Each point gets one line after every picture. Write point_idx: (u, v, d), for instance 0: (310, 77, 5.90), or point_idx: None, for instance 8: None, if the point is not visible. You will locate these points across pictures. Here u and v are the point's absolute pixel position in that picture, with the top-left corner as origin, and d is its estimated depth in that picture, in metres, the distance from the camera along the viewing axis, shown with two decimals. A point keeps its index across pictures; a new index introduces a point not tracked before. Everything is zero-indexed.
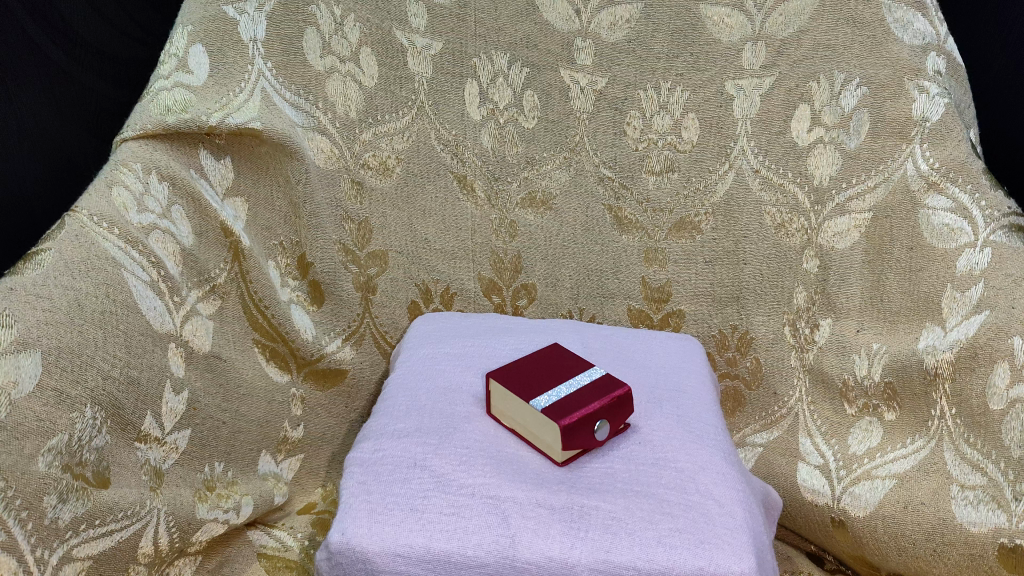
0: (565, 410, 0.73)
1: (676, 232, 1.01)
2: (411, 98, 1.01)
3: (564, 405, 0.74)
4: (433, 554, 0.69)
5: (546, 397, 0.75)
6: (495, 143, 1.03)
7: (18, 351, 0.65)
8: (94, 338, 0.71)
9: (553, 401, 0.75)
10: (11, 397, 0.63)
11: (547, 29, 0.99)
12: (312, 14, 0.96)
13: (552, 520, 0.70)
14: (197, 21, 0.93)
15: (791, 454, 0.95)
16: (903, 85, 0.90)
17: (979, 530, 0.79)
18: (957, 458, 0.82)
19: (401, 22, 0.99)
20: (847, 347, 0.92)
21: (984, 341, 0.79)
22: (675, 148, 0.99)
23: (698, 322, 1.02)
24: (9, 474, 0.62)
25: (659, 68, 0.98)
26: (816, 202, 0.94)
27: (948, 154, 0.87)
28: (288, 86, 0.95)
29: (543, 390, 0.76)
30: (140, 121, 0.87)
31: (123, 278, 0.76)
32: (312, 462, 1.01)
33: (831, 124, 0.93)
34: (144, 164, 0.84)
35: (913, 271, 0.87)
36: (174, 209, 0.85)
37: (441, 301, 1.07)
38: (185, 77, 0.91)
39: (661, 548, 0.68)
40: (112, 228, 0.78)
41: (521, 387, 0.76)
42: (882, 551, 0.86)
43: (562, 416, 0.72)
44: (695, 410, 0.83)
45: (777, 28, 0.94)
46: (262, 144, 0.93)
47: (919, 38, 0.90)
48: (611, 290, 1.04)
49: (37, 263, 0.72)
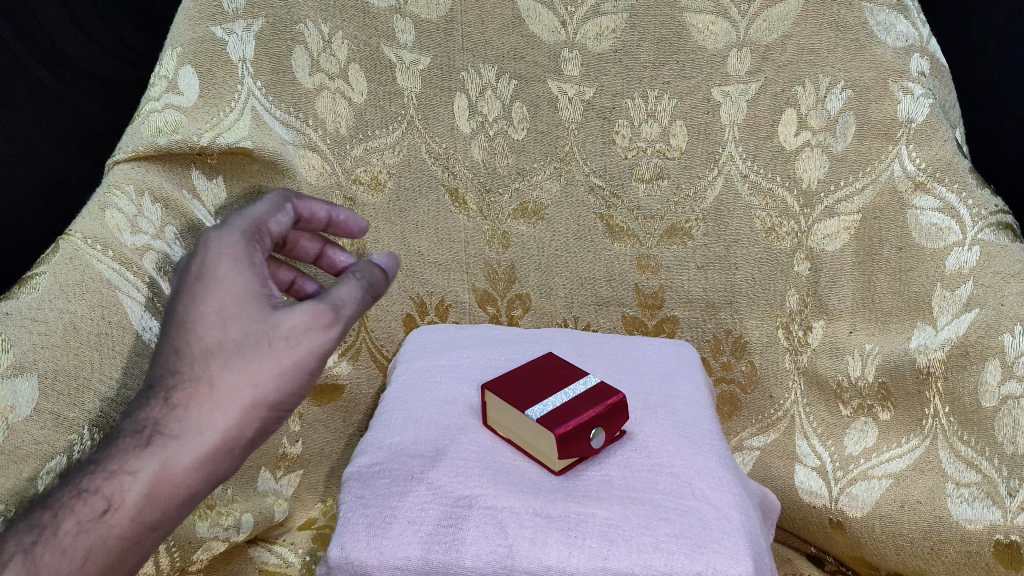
0: (560, 419, 0.73)
1: (668, 238, 1.01)
2: (400, 114, 1.02)
3: (559, 415, 0.74)
4: (432, 566, 0.69)
5: (540, 407, 0.75)
6: (485, 155, 1.03)
7: (15, 375, 0.66)
8: (89, 359, 0.72)
9: (546, 411, 0.75)
10: (9, 421, 0.64)
11: (534, 41, 1.00)
12: (300, 32, 0.97)
13: (549, 528, 0.70)
14: (186, 43, 0.94)
15: (788, 457, 0.96)
16: (888, 87, 0.90)
17: (976, 528, 0.79)
18: (951, 456, 0.82)
19: (388, 38, 1.00)
20: (840, 349, 0.93)
21: (974, 339, 0.80)
22: (664, 155, 1.00)
23: (692, 326, 1.03)
24: (9, 498, 0.63)
25: (646, 77, 0.99)
26: (804, 205, 0.95)
27: (934, 153, 0.88)
28: (277, 104, 0.96)
29: (537, 400, 0.77)
30: (132, 143, 0.88)
31: (118, 300, 0.77)
32: (312, 476, 1.01)
33: (818, 127, 0.94)
34: (137, 186, 0.85)
35: (903, 271, 0.88)
36: (168, 229, 0.85)
37: (437, 314, 1.07)
38: (175, 98, 0.92)
39: (658, 553, 0.68)
40: (106, 250, 0.79)
41: (515, 398, 0.77)
42: (880, 550, 0.87)
43: (557, 424, 0.73)
44: (690, 414, 0.84)
45: (761, 34, 0.95)
46: (253, 162, 0.94)
47: (902, 40, 0.91)
48: (605, 297, 1.05)
49: (32, 287, 0.74)
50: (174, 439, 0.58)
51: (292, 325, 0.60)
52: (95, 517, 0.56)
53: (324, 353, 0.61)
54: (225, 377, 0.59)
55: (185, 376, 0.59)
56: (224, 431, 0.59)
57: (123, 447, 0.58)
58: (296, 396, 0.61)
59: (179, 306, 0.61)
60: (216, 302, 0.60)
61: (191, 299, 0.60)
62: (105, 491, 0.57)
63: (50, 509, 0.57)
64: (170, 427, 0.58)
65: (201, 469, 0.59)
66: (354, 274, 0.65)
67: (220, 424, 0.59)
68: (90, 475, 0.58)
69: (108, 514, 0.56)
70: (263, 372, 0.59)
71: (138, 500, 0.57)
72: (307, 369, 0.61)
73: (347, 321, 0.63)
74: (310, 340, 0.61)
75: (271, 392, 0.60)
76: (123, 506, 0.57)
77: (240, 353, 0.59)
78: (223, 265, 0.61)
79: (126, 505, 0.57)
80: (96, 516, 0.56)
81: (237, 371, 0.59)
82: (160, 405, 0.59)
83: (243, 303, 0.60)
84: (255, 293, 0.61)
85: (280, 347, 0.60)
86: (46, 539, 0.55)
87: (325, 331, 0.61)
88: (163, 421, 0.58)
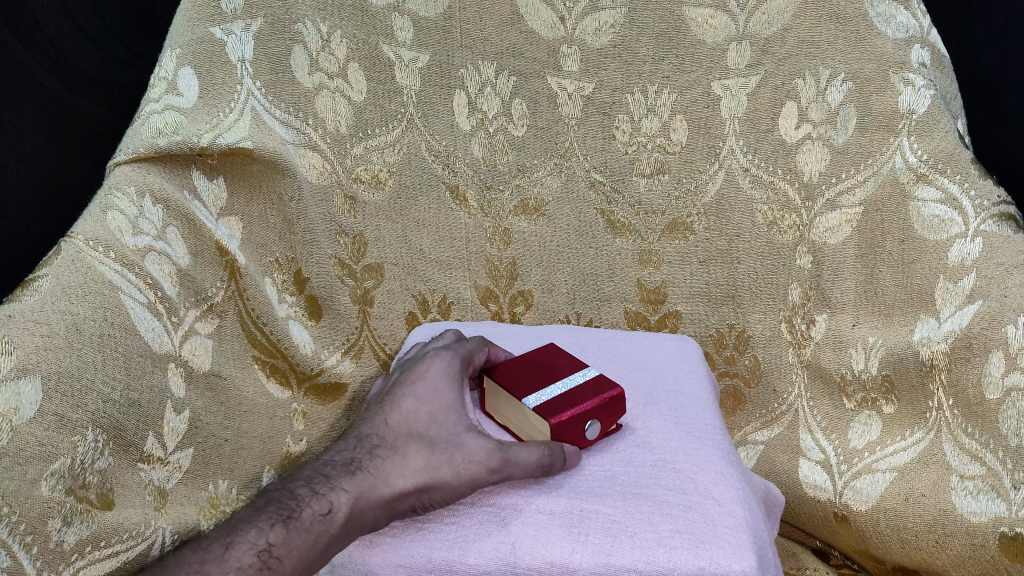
0: (556, 409, 0.74)
1: (670, 233, 1.01)
2: (400, 112, 1.01)
3: (556, 404, 0.75)
4: (434, 564, 0.69)
5: (537, 395, 0.76)
6: (486, 152, 1.03)
7: (19, 377, 0.66)
8: (92, 360, 0.72)
9: (543, 400, 0.75)
10: (12, 423, 0.64)
11: (533, 37, 1.00)
12: (299, 32, 0.97)
13: (552, 525, 0.70)
14: (186, 43, 0.94)
15: (792, 451, 0.96)
16: (889, 79, 0.89)
17: (979, 520, 0.79)
18: (956, 449, 0.82)
19: (387, 36, 1.00)
20: (844, 342, 0.93)
21: (977, 331, 0.79)
22: (665, 150, 1.00)
23: (695, 322, 1.03)
24: (13, 500, 0.62)
25: (646, 72, 0.98)
26: (806, 198, 0.95)
27: (937, 145, 0.87)
28: (277, 104, 0.96)
29: (535, 389, 0.77)
30: (132, 145, 0.89)
31: (120, 301, 0.78)
32: None
33: (819, 120, 0.93)
34: (138, 187, 0.86)
35: (906, 263, 0.88)
36: (169, 230, 0.86)
37: (439, 311, 1.07)
38: (175, 99, 0.92)
39: (661, 550, 0.68)
40: (108, 251, 0.79)
41: (514, 386, 0.77)
42: (885, 545, 0.87)
43: (553, 415, 0.73)
44: (693, 409, 0.84)
45: (760, 27, 0.95)
46: (253, 162, 0.95)
47: (902, 31, 0.90)
48: (607, 293, 1.05)
49: (35, 289, 0.74)
50: (372, 479, 0.69)
51: (471, 453, 0.70)
52: (324, 514, 0.67)
53: (483, 484, 0.71)
54: (416, 458, 0.70)
55: (387, 441, 0.71)
56: (405, 491, 0.69)
57: (337, 468, 0.70)
58: (454, 499, 0.71)
59: (398, 395, 0.75)
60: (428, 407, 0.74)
61: (408, 394, 0.75)
62: (330, 497, 0.67)
63: (294, 498, 0.67)
64: (371, 467, 0.70)
65: (385, 511, 0.69)
66: (544, 450, 0.72)
67: (401, 488, 0.69)
68: (318, 482, 0.69)
69: (332, 515, 0.67)
70: (440, 472, 0.70)
71: (350, 513, 0.67)
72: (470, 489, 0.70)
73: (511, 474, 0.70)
74: (476, 470, 0.70)
75: (441, 489, 0.70)
76: (342, 513, 0.67)
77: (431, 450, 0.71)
78: (442, 379, 0.77)
79: (340, 514, 0.67)
80: (323, 515, 0.66)
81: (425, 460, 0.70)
82: (366, 452, 0.71)
83: (445, 414, 0.74)
84: (455, 411, 0.74)
85: (458, 462, 0.70)
86: (295, 518, 0.66)
87: (490, 473, 0.70)
88: (368, 462, 0.70)
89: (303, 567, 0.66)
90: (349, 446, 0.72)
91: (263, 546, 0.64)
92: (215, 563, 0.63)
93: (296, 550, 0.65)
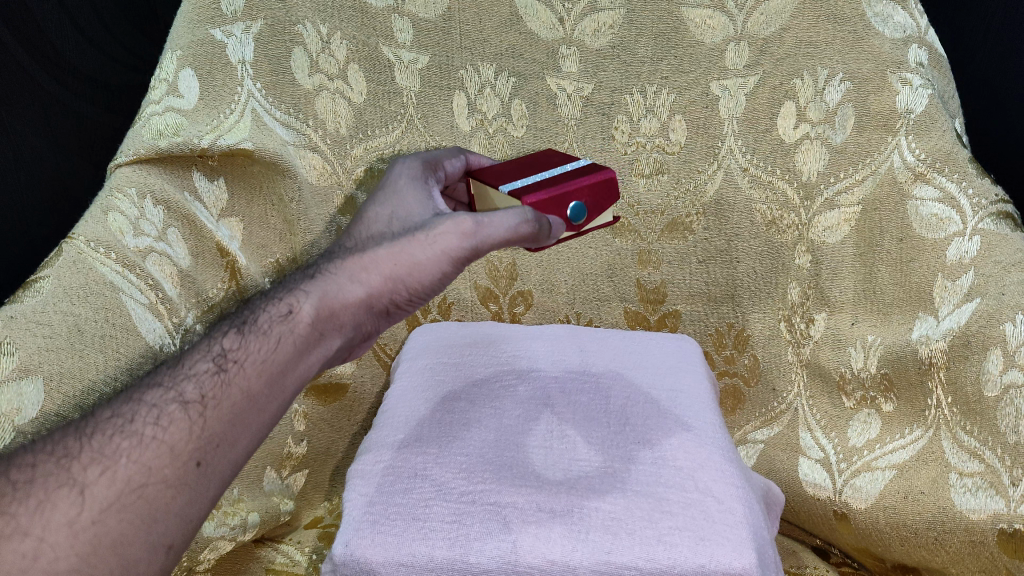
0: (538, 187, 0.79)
1: (669, 233, 1.02)
2: (400, 113, 1.01)
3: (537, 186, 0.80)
4: (435, 563, 0.69)
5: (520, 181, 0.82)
6: (484, 153, 1.03)
7: (20, 378, 0.68)
8: (93, 361, 0.73)
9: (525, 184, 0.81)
10: (15, 423, 0.66)
11: (532, 38, 1.00)
12: (299, 33, 0.97)
13: (552, 523, 0.71)
14: (186, 45, 0.95)
15: (791, 449, 0.97)
16: (887, 79, 0.90)
17: (978, 517, 0.79)
18: (955, 447, 0.82)
19: (386, 38, 0.99)
20: (843, 341, 0.93)
21: (975, 329, 0.80)
22: (664, 150, 1.00)
23: (695, 322, 1.04)
24: None
25: (645, 72, 0.99)
26: (804, 198, 0.95)
27: (934, 144, 0.88)
28: (277, 105, 0.96)
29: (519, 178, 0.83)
30: (133, 147, 0.89)
31: (121, 302, 0.78)
32: (318, 475, 1.02)
33: (817, 120, 0.94)
34: (139, 189, 0.86)
35: (905, 262, 0.88)
36: (170, 231, 0.86)
37: (438, 311, 1.08)
38: (175, 100, 0.93)
39: (661, 547, 0.69)
40: (109, 253, 0.80)
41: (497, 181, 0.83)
42: (885, 542, 0.88)
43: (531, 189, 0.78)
44: (694, 408, 0.83)
45: (758, 28, 0.95)
46: (254, 163, 0.95)
47: (899, 31, 0.91)
48: (607, 293, 1.05)
49: (36, 290, 0.75)
50: (335, 279, 0.71)
51: (434, 228, 0.72)
52: (282, 317, 0.68)
53: (458, 255, 0.72)
54: (379, 249, 0.72)
55: (349, 246, 0.77)
56: (376, 282, 0.71)
57: (297, 280, 0.73)
58: (429, 281, 0.72)
59: (366, 207, 0.81)
60: (390, 208, 0.79)
61: (371, 203, 0.81)
62: (289, 302, 0.69)
63: (251, 309, 0.70)
64: (332, 270, 0.72)
65: (357, 307, 0.70)
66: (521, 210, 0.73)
67: (370, 279, 0.71)
68: (277, 294, 0.71)
69: (293, 316, 0.68)
70: (408, 251, 0.71)
71: (312, 313, 0.69)
72: (441, 262, 0.72)
73: (481, 240, 0.71)
74: (445, 243, 0.72)
75: (413, 271, 0.71)
76: (302, 313, 0.68)
77: (393, 240, 0.73)
78: (403, 180, 0.82)
79: (304, 315, 0.68)
80: (284, 316, 0.68)
81: (390, 247, 0.72)
82: (326, 258, 0.75)
83: (408, 209, 0.78)
84: (421, 205, 0.79)
85: (423, 241, 0.72)
86: (251, 325, 0.68)
87: (461, 241, 0.71)
88: (328, 266, 0.73)
89: (272, 369, 0.66)
90: (307, 264, 0.76)
91: (221, 353, 0.66)
92: (169, 374, 0.64)
93: (255, 352, 0.66)
